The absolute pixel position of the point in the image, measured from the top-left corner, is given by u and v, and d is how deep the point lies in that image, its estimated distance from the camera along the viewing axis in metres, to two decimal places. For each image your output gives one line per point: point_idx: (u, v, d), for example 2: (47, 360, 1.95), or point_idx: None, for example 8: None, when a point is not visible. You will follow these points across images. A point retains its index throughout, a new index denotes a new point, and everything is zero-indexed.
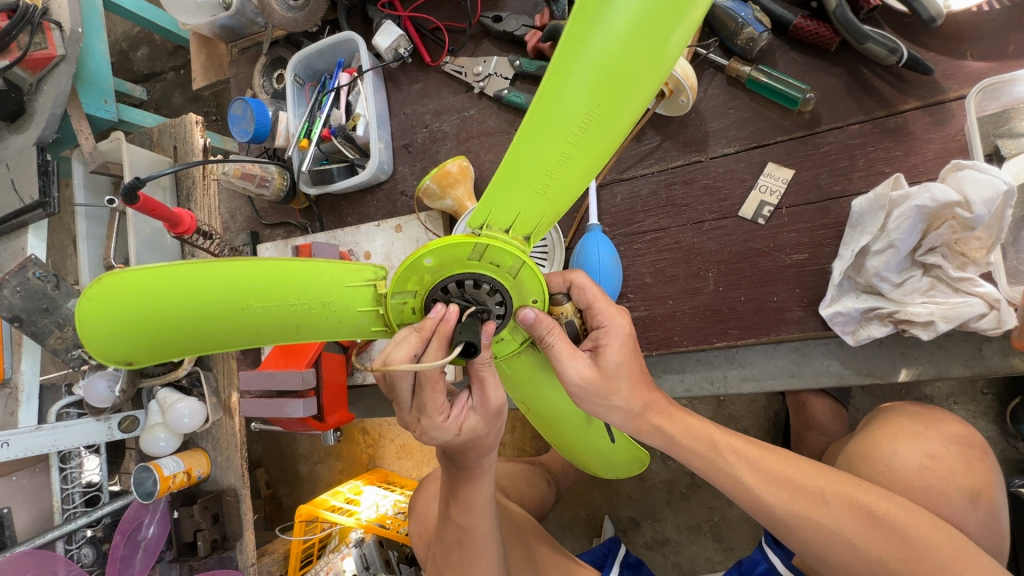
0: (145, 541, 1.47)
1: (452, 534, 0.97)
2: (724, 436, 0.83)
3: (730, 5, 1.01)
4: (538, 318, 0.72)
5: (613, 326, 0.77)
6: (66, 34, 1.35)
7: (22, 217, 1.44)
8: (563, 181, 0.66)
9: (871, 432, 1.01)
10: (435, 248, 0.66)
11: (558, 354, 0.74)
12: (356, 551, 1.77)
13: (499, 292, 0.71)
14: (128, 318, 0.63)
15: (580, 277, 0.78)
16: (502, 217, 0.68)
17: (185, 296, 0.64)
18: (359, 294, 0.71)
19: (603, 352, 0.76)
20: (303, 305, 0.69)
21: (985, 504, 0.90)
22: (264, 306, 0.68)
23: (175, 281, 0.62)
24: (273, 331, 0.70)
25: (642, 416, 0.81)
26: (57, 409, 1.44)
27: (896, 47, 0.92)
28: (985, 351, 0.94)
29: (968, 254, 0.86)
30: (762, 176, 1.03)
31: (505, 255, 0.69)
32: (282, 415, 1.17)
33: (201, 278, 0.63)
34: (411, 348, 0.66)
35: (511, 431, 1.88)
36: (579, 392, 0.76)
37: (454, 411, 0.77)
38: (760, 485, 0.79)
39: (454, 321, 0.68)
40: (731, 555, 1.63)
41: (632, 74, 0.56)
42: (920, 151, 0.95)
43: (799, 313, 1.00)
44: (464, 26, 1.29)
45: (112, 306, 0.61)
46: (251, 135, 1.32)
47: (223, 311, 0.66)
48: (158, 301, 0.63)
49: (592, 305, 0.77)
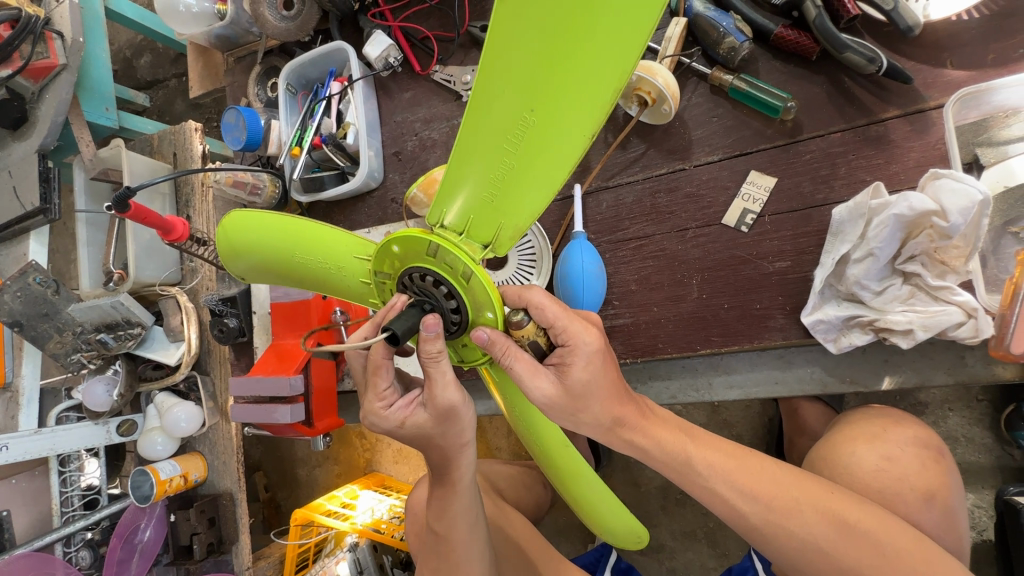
0: (141, 544, 1.48)
1: (432, 538, 0.99)
2: (700, 452, 0.81)
3: (712, 15, 1.02)
4: (491, 339, 0.71)
5: (577, 344, 0.73)
6: (68, 43, 1.37)
7: (24, 224, 1.47)
8: (520, 182, 0.66)
9: (832, 437, 1.01)
10: (399, 237, 0.71)
11: (518, 374, 0.72)
12: (350, 555, 1.79)
13: (455, 297, 0.71)
14: (233, 248, 0.89)
15: (536, 295, 0.72)
16: (456, 220, 0.72)
17: (258, 243, 0.87)
18: (362, 266, 0.83)
19: (568, 370, 0.73)
20: (328, 263, 0.85)
21: (940, 504, 0.90)
22: (306, 256, 0.86)
23: (255, 230, 0.85)
24: (316, 277, 0.89)
25: (612, 430, 0.80)
26: (58, 412, 1.46)
27: (875, 57, 0.92)
28: (968, 359, 0.95)
29: (948, 262, 0.86)
30: (744, 185, 1.04)
31: (457, 258, 0.69)
32: (271, 420, 1.18)
33: (270, 229, 0.84)
34: (364, 330, 0.75)
35: (506, 436, 1.88)
36: (545, 408, 0.75)
37: (400, 404, 0.80)
38: (733, 495, 0.79)
39: (397, 310, 0.72)
40: (725, 561, 1.62)
41: (563, 82, 0.56)
42: (902, 160, 0.95)
43: (782, 321, 1.00)
44: (453, 35, 1.31)
45: (230, 238, 0.88)
46: (243, 144, 1.35)
47: (284, 257, 0.87)
48: (242, 245, 0.88)
49: (554, 324, 0.72)
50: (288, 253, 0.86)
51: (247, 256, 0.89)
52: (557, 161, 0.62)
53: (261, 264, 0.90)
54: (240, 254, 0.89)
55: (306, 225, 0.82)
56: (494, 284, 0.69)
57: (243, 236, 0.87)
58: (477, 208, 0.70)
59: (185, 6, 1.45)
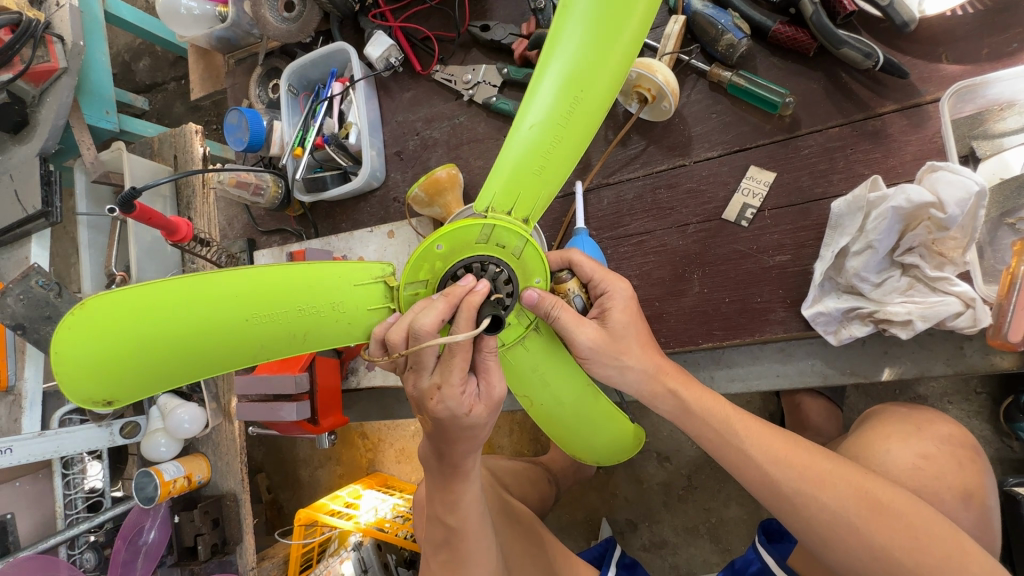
0: (146, 546, 1.49)
1: (439, 531, 0.97)
2: (740, 419, 0.86)
3: (710, 12, 1.03)
4: (541, 297, 0.80)
5: (615, 289, 0.87)
6: (68, 46, 1.38)
7: (25, 227, 1.48)
8: (558, 154, 0.79)
9: (864, 434, 1.02)
10: (446, 233, 0.76)
11: (566, 323, 0.82)
12: (355, 555, 1.80)
13: (512, 278, 0.80)
14: (108, 335, 0.60)
15: (577, 255, 0.89)
16: (503, 201, 0.80)
17: (172, 320, 0.63)
18: (368, 293, 0.76)
19: (609, 314, 0.87)
20: (310, 309, 0.71)
21: (977, 505, 0.91)
22: (266, 315, 0.68)
23: (168, 304, 0.62)
24: (277, 341, 0.70)
25: (656, 377, 0.88)
26: (60, 415, 1.42)
27: (872, 52, 0.94)
28: (967, 350, 0.96)
29: (945, 254, 0.88)
30: (744, 180, 1.05)
31: (511, 236, 0.79)
32: (276, 418, 1.19)
33: (195, 299, 0.63)
34: (439, 313, 0.69)
35: (508, 434, 1.89)
36: (589, 354, 0.85)
37: (468, 390, 0.76)
38: (769, 462, 0.82)
39: (482, 294, 0.73)
40: (728, 556, 1.62)
41: (596, 58, 0.74)
42: (899, 154, 0.97)
43: (782, 314, 1.01)
44: (454, 35, 1.32)
45: (107, 316, 0.59)
46: (246, 145, 1.35)
47: (222, 325, 0.66)
48: (133, 332, 0.61)
49: (592, 277, 0.89)
50: (234, 316, 0.66)
51: (144, 347, 0.62)
52: (588, 126, 0.79)
53: (173, 351, 0.64)
54: (123, 340, 0.61)
55: (262, 275, 0.67)
56: (541, 251, 0.81)
57: (135, 310, 0.61)
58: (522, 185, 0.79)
59: (186, 9, 1.45)
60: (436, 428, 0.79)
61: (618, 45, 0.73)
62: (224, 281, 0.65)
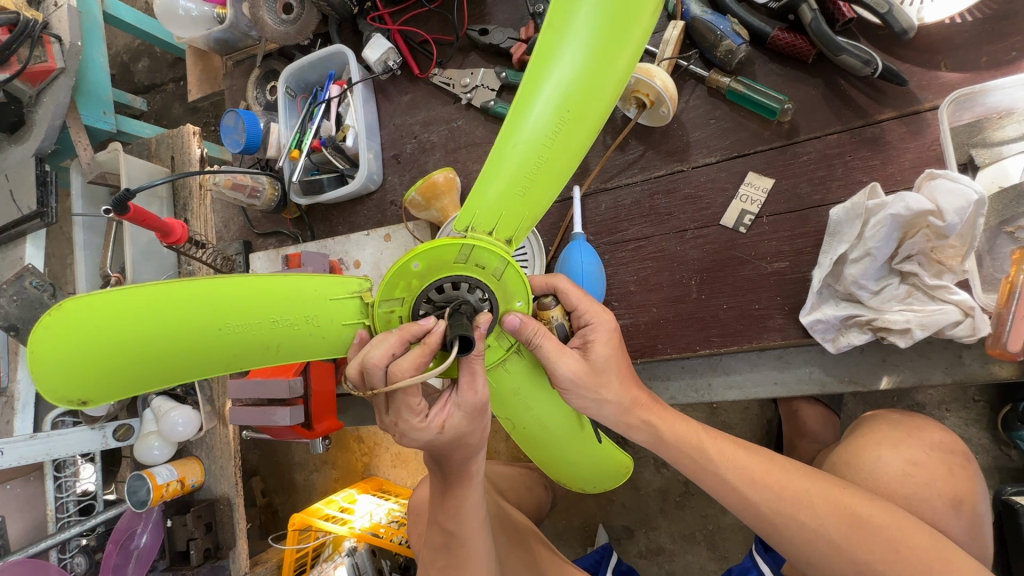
0: (137, 550, 1.44)
1: (441, 537, 0.96)
2: (713, 442, 0.85)
3: (710, 18, 1.03)
4: (523, 322, 0.77)
5: (599, 322, 0.85)
6: (66, 47, 1.37)
7: (20, 227, 1.46)
8: (544, 177, 0.77)
9: (854, 440, 1.01)
10: (422, 252, 0.72)
11: (547, 352, 0.79)
12: (350, 560, 1.76)
13: (489, 295, 0.78)
14: (87, 336, 0.59)
15: (562, 282, 0.87)
16: (485, 220, 0.76)
17: (157, 323, 0.61)
18: (346, 307, 0.74)
19: (591, 347, 0.84)
20: (291, 320, 0.70)
21: (968, 511, 0.90)
22: (250, 323, 0.67)
23: (155, 305, 0.61)
24: (259, 351, 0.69)
25: (630, 412, 0.86)
26: (53, 418, 1.41)
27: (871, 59, 0.93)
28: (965, 359, 0.95)
29: (944, 262, 0.87)
30: (742, 186, 1.04)
31: (490, 257, 0.76)
32: (270, 422, 1.17)
33: (182, 302, 0.62)
34: (389, 347, 0.68)
35: (505, 439, 1.88)
36: (570, 386, 0.82)
37: (433, 411, 0.76)
38: (746, 483, 0.81)
39: (440, 333, 0.68)
40: (724, 564, 1.62)
41: (588, 80, 0.72)
42: (897, 161, 0.97)
43: (781, 321, 1.01)
44: (452, 39, 1.32)
45: (93, 314, 0.59)
46: (242, 146, 1.33)
47: (204, 331, 0.64)
48: (116, 332, 0.59)
49: (577, 307, 0.86)
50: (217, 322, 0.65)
51: (126, 348, 0.60)
52: (574, 149, 0.77)
53: (153, 355, 0.63)
54: (103, 341, 0.59)
55: (247, 281, 0.66)
56: (522, 274, 0.78)
57: (118, 312, 0.59)
58: (506, 204, 0.77)
59: (184, 10, 1.45)
60: (426, 447, 0.80)
61: (615, 64, 0.72)
62: (215, 286, 0.64)
